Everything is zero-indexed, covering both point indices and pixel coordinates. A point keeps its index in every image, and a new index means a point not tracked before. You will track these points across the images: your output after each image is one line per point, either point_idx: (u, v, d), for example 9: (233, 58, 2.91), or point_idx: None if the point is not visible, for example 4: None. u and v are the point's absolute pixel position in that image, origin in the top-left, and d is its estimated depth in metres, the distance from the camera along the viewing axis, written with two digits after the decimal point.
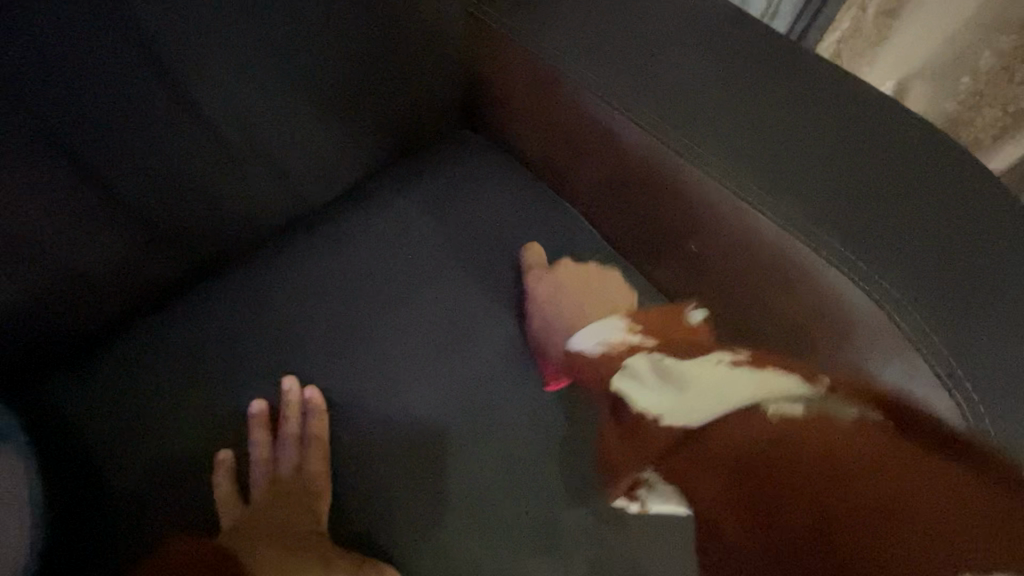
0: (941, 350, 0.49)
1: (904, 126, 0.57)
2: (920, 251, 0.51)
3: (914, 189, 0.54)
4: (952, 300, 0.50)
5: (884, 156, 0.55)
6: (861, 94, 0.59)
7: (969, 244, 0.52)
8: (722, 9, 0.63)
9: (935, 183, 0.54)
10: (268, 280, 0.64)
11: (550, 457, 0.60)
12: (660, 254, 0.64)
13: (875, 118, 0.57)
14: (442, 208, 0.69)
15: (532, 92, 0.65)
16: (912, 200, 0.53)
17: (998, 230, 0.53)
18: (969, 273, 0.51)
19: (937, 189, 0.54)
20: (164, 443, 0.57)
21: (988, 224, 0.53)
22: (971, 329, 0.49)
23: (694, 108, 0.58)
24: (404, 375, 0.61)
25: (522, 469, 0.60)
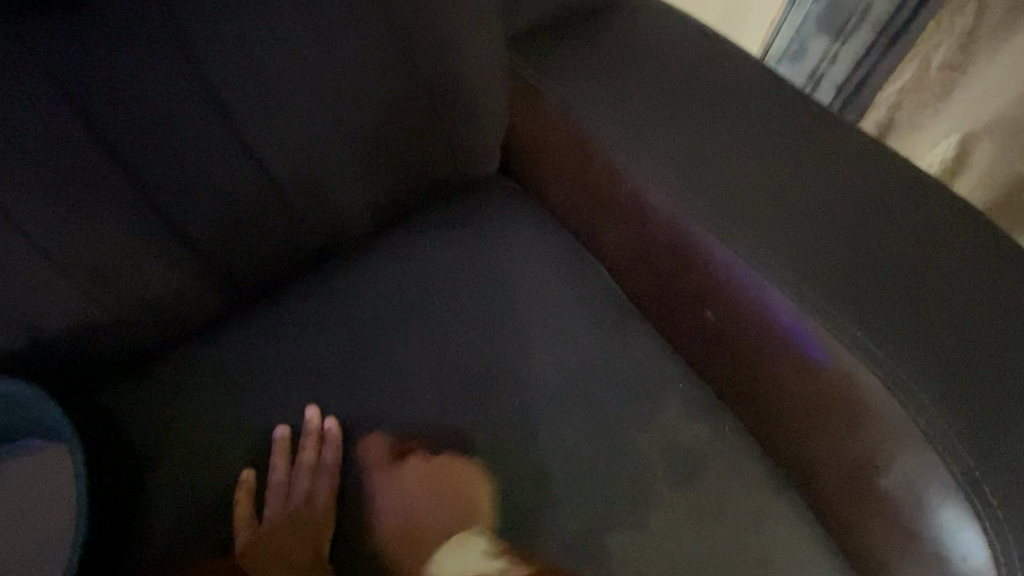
0: (956, 447, 0.47)
1: (935, 205, 0.57)
2: (940, 336, 0.51)
3: (940, 273, 0.54)
4: (974, 391, 0.49)
5: (910, 236, 0.55)
6: (892, 172, 0.59)
7: (996, 333, 0.51)
8: (755, 80, 0.65)
9: (963, 267, 0.54)
10: (305, 306, 0.69)
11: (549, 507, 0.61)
12: (677, 314, 0.65)
13: (904, 197, 0.58)
14: (470, 251, 0.72)
15: (563, 150, 0.68)
16: (937, 284, 0.53)
17: None
18: (993, 365, 0.50)
19: (965, 274, 0.54)
20: (193, 455, 0.62)
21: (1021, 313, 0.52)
22: (995, 423, 0.48)
23: (718, 177, 0.60)
24: (420, 409, 0.65)
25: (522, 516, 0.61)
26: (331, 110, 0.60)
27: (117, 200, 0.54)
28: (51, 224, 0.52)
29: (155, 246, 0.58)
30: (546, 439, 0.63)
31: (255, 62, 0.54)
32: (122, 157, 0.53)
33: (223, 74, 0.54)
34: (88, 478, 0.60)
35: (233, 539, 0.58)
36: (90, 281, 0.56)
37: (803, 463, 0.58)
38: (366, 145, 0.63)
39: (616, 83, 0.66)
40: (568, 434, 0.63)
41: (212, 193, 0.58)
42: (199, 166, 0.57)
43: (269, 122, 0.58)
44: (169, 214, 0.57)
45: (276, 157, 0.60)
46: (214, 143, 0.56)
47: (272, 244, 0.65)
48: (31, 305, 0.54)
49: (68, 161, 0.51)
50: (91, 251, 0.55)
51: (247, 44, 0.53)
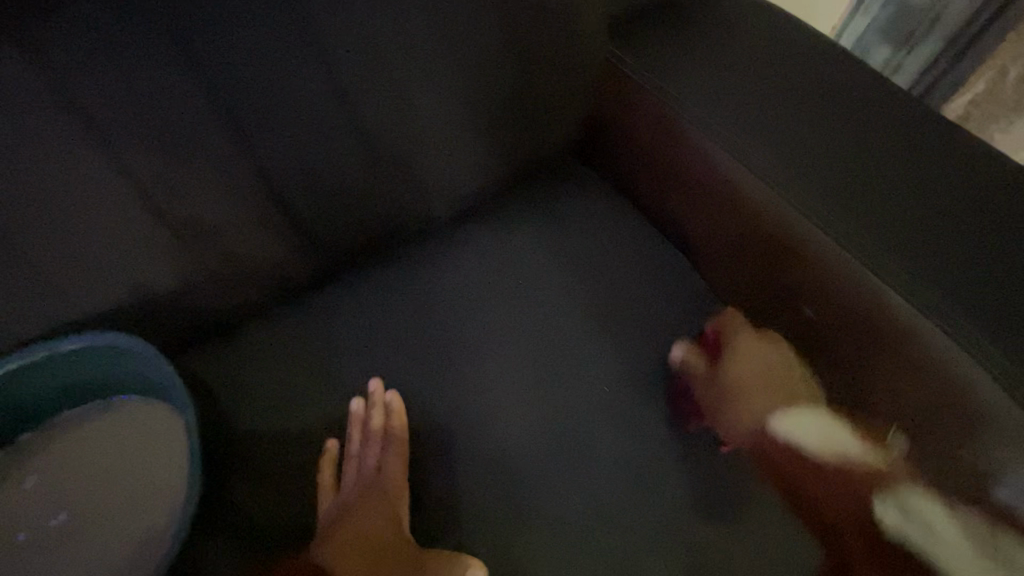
0: None
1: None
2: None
3: None
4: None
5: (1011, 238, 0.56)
6: (992, 172, 0.60)
7: None
8: (847, 81, 0.67)
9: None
10: (392, 278, 0.70)
11: (629, 494, 0.61)
12: (772, 310, 0.65)
13: (1006, 197, 0.59)
14: (553, 236, 0.72)
15: (656, 141, 0.69)
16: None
17: None
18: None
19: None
20: (284, 422, 0.63)
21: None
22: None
23: (815, 174, 0.61)
24: (506, 386, 0.65)
25: (603, 503, 0.61)
26: (437, 86, 0.60)
27: (229, 164, 0.55)
28: (170, 183, 0.53)
29: (264, 213, 0.59)
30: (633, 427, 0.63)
31: (372, 34, 0.55)
32: (238, 121, 0.53)
33: (341, 44, 0.55)
34: None
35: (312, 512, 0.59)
36: (198, 243, 0.57)
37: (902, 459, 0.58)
38: (466, 123, 0.64)
39: (711, 78, 0.68)
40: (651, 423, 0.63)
41: (317, 161, 0.59)
42: (309, 136, 0.57)
43: (380, 95, 0.58)
44: (276, 181, 0.58)
45: (382, 130, 0.60)
46: (324, 112, 0.57)
47: (367, 217, 0.66)
48: (148, 267, 0.56)
49: (188, 123, 0.51)
50: (202, 212, 0.56)
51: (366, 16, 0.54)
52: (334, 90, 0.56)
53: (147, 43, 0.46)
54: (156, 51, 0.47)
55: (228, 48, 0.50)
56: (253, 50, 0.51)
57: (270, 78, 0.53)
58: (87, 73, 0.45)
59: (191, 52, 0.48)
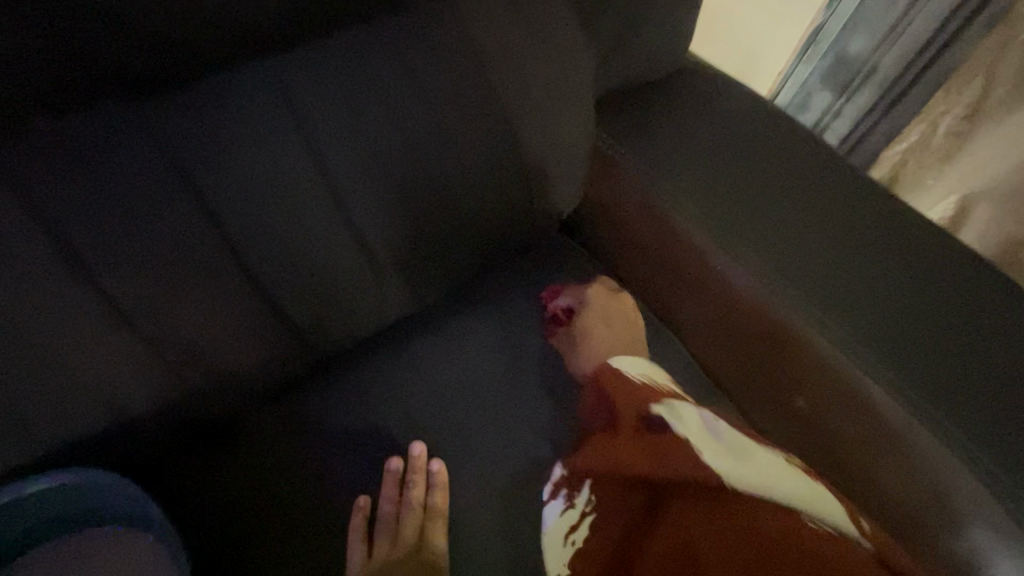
0: None
1: (975, 290, 0.65)
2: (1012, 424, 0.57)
3: (988, 356, 0.60)
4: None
5: (960, 323, 0.62)
6: (940, 257, 0.67)
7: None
8: (811, 167, 0.72)
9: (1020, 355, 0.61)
10: (382, 364, 0.68)
11: None
12: (763, 396, 0.66)
13: (959, 282, 0.65)
14: (543, 314, 0.72)
15: (642, 220, 0.70)
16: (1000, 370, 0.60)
17: None
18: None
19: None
20: (272, 536, 0.57)
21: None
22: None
23: (793, 259, 0.65)
24: (510, 483, 0.62)
25: None
26: (429, 175, 0.60)
27: (207, 262, 0.52)
28: (142, 287, 0.49)
29: (244, 312, 0.56)
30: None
31: (362, 129, 0.55)
32: (218, 220, 0.51)
33: (330, 139, 0.54)
34: None
35: (342, 573, 0.55)
36: (172, 349, 0.53)
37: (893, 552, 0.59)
38: (456, 207, 0.63)
39: (689, 162, 0.71)
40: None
41: (303, 254, 0.56)
42: (295, 230, 0.55)
43: (369, 187, 0.57)
44: (259, 278, 0.55)
45: (372, 220, 0.59)
46: (312, 205, 0.55)
47: (356, 307, 0.63)
48: (118, 386, 0.51)
49: (165, 226, 0.49)
50: (177, 316, 0.52)
51: (356, 113, 0.54)
52: (321, 183, 0.55)
53: (132, 162, 0.46)
54: (142, 168, 0.47)
55: (210, 150, 0.49)
56: (236, 150, 0.50)
57: (254, 178, 0.51)
58: (65, 195, 0.44)
59: (177, 166, 0.48)
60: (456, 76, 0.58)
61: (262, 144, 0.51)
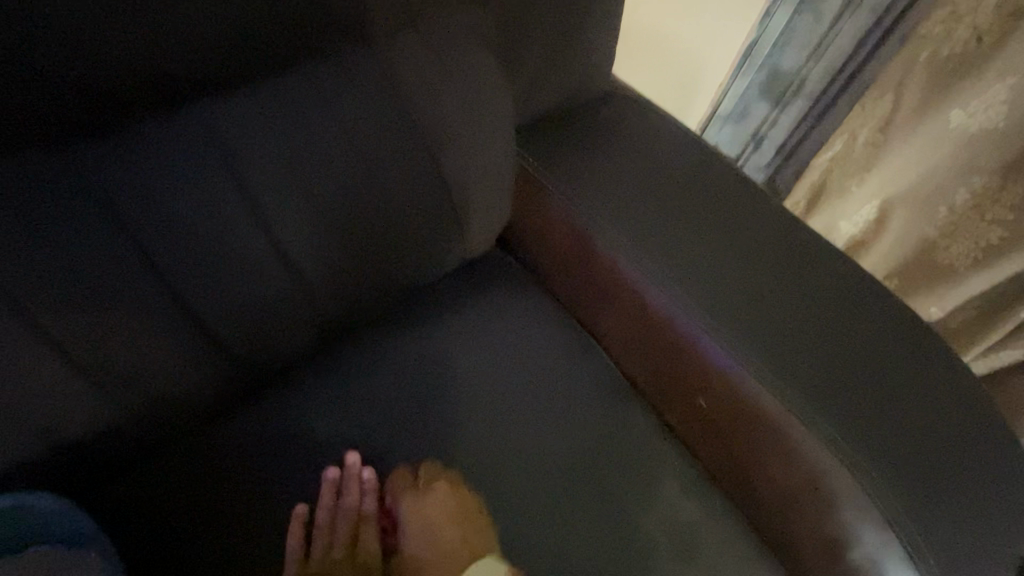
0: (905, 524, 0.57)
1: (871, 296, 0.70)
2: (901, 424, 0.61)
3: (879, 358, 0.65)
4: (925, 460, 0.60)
5: (856, 326, 0.67)
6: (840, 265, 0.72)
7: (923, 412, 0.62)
8: (723, 183, 0.78)
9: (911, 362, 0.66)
10: (322, 379, 0.72)
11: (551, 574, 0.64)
12: (676, 397, 0.72)
13: (858, 288, 0.70)
14: (474, 326, 0.78)
15: (562, 238, 0.77)
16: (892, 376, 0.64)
17: (946, 403, 0.63)
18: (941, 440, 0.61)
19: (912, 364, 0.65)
20: (210, 545, 0.61)
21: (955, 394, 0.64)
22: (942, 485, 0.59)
23: (699, 272, 0.70)
24: (436, 492, 0.65)
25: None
26: (355, 201, 0.64)
27: (134, 290, 0.54)
28: (68, 316, 0.51)
29: (173, 336, 0.58)
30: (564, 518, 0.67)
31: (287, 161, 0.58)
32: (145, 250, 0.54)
33: (256, 172, 0.57)
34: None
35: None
36: (102, 373, 0.55)
37: (784, 539, 0.66)
38: (383, 230, 0.67)
39: (604, 183, 0.77)
40: (579, 514, 0.67)
41: (234, 280, 0.60)
42: (223, 256, 0.58)
43: (296, 214, 0.61)
44: (189, 303, 0.58)
45: (300, 244, 0.62)
46: (241, 233, 0.58)
47: (293, 326, 0.67)
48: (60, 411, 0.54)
49: (90, 257, 0.51)
50: (105, 342, 0.54)
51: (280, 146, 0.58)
52: (247, 212, 0.58)
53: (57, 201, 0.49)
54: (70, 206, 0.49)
55: (132, 184, 0.51)
56: (160, 184, 0.53)
57: (180, 209, 0.54)
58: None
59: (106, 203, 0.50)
60: (378, 110, 0.62)
61: (187, 177, 0.54)
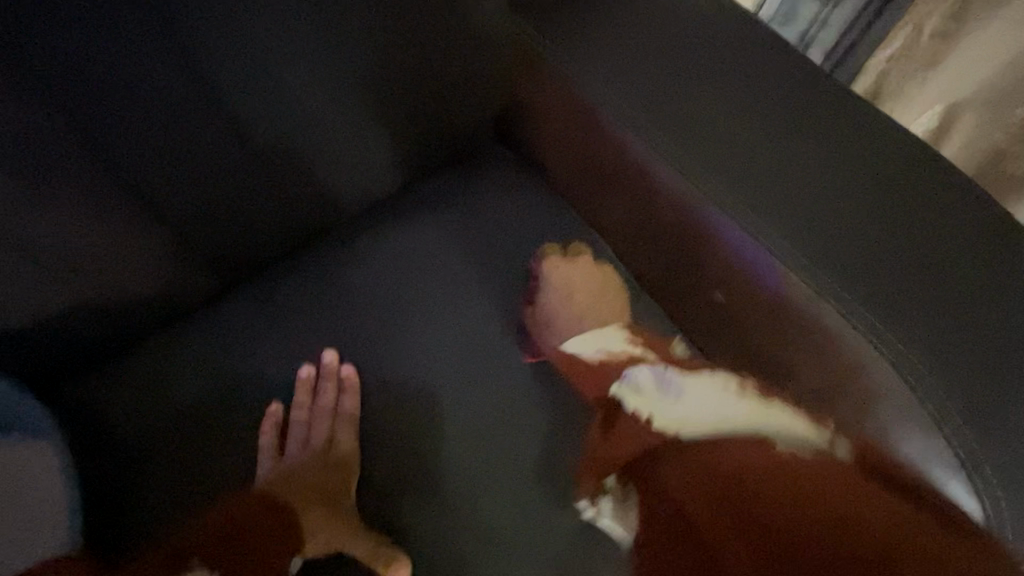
0: (936, 417, 0.51)
1: (938, 177, 0.57)
2: (961, 337, 0.52)
3: (934, 248, 0.55)
4: (984, 378, 0.51)
5: (911, 210, 0.56)
6: (905, 136, 0.60)
7: (985, 310, 0.53)
8: (765, 42, 0.64)
9: (986, 262, 0.54)
10: (300, 278, 0.67)
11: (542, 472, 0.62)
12: (682, 290, 0.66)
13: (923, 170, 0.58)
14: (464, 223, 0.71)
15: (566, 119, 0.66)
16: (957, 279, 0.54)
17: (1018, 303, 0.53)
18: (1010, 353, 0.52)
19: (987, 264, 0.54)
20: (188, 441, 0.60)
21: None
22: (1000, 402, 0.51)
23: (727, 147, 0.59)
24: (424, 391, 0.64)
25: (520, 485, 0.62)
26: (313, 72, 0.53)
27: (77, 173, 0.49)
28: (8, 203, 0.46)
29: (129, 226, 0.54)
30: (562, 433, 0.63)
31: (223, 12, 0.47)
32: (79, 126, 0.47)
33: (190, 24, 0.46)
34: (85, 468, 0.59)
35: (256, 471, 0.58)
36: (56, 264, 0.52)
37: None
38: (352, 110, 0.58)
39: (616, 47, 0.64)
40: (575, 428, 0.64)
41: (189, 163, 0.53)
42: (172, 135, 0.51)
43: (249, 85, 0.51)
44: (142, 189, 0.52)
45: (258, 124, 0.54)
46: (190, 110, 0.50)
47: (259, 219, 0.61)
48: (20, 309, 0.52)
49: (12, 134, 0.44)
50: (53, 234, 0.50)
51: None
52: (191, 80, 0.49)
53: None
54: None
55: (39, 42, 0.42)
56: (73, 44, 0.43)
57: (107, 74, 0.45)
58: None
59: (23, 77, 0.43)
60: None
61: (103, 32, 0.44)
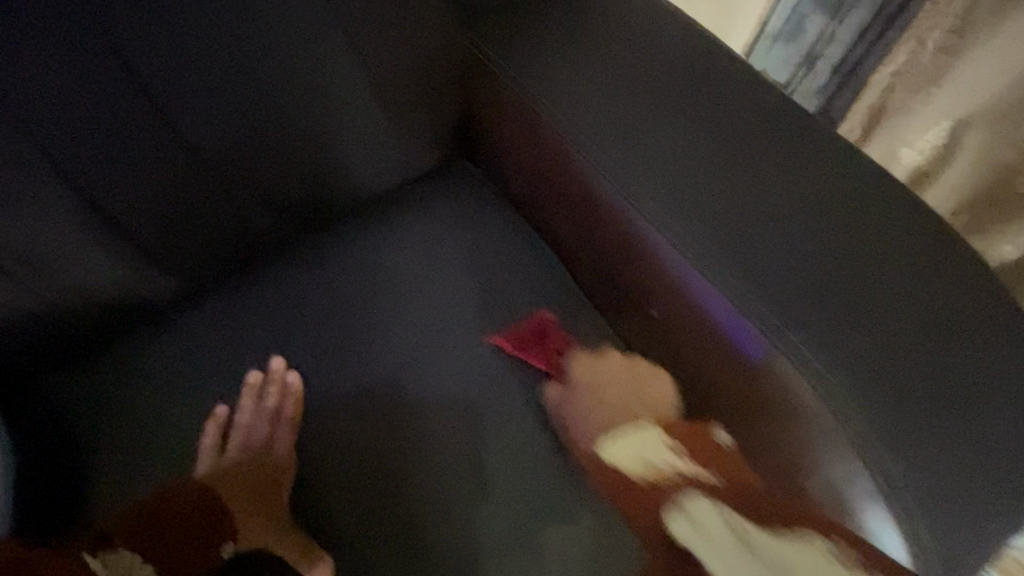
0: (874, 446, 0.49)
1: (879, 204, 0.57)
2: (896, 361, 0.51)
3: (872, 272, 0.54)
4: (925, 404, 0.49)
5: (848, 235, 0.55)
6: (850, 162, 0.59)
7: (923, 337, 0.51)
8: (714, 66, 0.64)
9: (923, 288, 0.53)
10: (258, 287, 0.70)
11: (478, 487, 0.61)
12: (627, 307, 0.65)
13: (864, 196, 0.57)
14: (418, 236, 0.72)
15: (515, 136, 0.68)
16: (898, 302, 0.53)
17: (956, 331, 0.52)
18: (951, 381, 0.50)
19: (928, 290, 0.53)
20: (138, 438, 0.63)
21: (976, 329, 0.52)
22: (944, 429, 0.49)
23: (664, 166, 0.60)
24: (367, 402, 0.65)
25: (456, 499, 0.61)
26: (260, 92, 0.58)
27: (35, 181, 0.53)
28: None
29: (83, 232, 0.57)
30: (503, 447, 0.63)
31: (172, 38, 0.52)
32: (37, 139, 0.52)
33: (140, 52, 0.52)
34: (40, 460, 0.62)
35: (196, 468, 0.61)
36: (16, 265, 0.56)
37: None
38: (301, 128, 0.62)
39: (564, 68, 0.65)
40: (512, 442, 0.63)
41: (143, 174, 0.58)
42: (129, 149, 0.56)
43: (197, 102, 0.56)
44: (98, 199, 0.57)
45: (208, 137, 0.59)
46: (143, 125, 0.55)
47: (217, 228, 0.65)
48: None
49: None
50: (12, 236, 0.54)
51: (160, 18, 0.51)
52: (141, 97, 0.54)
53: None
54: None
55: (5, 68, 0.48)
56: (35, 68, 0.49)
57: (60, 91, 0.51)
58: None
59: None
60: None
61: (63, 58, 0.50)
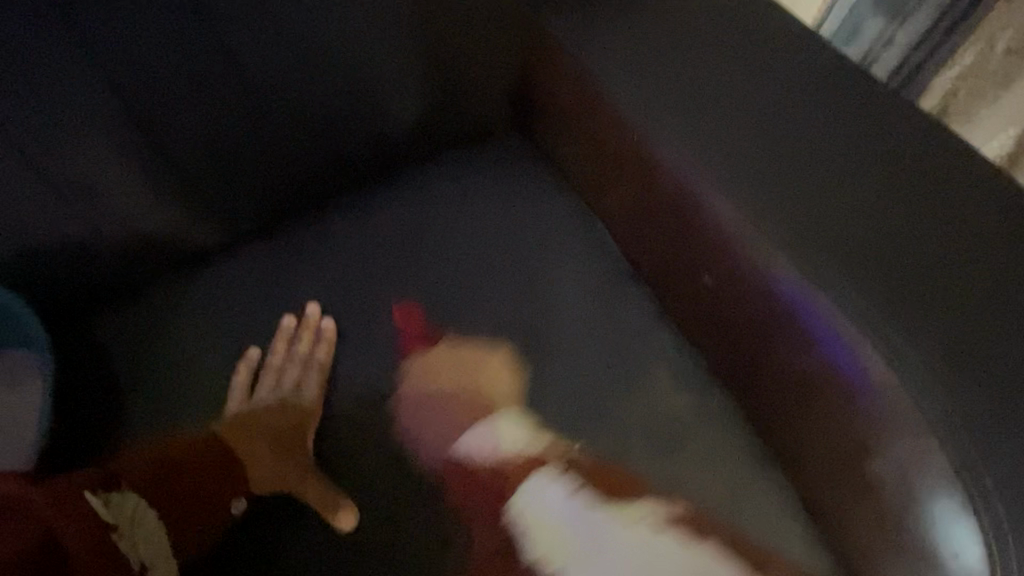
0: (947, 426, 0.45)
1: (960, 181, 0.53)
2: (977, 343, 0.46)
3: (951, 250, 0.49)
4: (1004, 391, 0.45)
5: (924, 210, 0.51)
6: (930, 136, 0.55)
7: (1009, 321, 0.47)
8: (782, 34, 0.61)
9: (1010, 269, 0.49)
10: (296, 239, 0.69)
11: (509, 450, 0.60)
12: (677, 278, 0.62)
13: (943, 172, 0.53)
14: (461, 197, 0.70)
15: (566, 97, 0.66)
16: (977, 282, 0.48)
17: None
18: None
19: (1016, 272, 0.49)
20: (170, 376, 0.62)
21: None
22: None
23: (724, 130, 0.57)
24: (401, 359, 0.63)
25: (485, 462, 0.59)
26: (316, 32, 0.58)
27: (95, 105, 0.54)
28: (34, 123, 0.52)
29: (133, 161, 0.58)
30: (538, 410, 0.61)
31: None
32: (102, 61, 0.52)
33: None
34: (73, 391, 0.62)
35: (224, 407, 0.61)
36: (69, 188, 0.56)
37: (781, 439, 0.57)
38: (354, 75, 0.61)
39: (622, 28, 0.62)
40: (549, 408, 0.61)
41: (195, 106, 0.57)
42: (185, 80, 0.56)
43: (255, 38, 0.56)
44: (150, 128, 0.57)
45: (261, 73, 0.58)
46: (201, 55, 0.55)
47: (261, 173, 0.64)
48: (44, 229, 0.57)
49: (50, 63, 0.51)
50: (67, 157, 0.55)
51: None
52: (201, 27, 0.54)
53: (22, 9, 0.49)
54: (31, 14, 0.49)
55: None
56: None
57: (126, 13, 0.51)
58: None
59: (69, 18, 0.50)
60: None
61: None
